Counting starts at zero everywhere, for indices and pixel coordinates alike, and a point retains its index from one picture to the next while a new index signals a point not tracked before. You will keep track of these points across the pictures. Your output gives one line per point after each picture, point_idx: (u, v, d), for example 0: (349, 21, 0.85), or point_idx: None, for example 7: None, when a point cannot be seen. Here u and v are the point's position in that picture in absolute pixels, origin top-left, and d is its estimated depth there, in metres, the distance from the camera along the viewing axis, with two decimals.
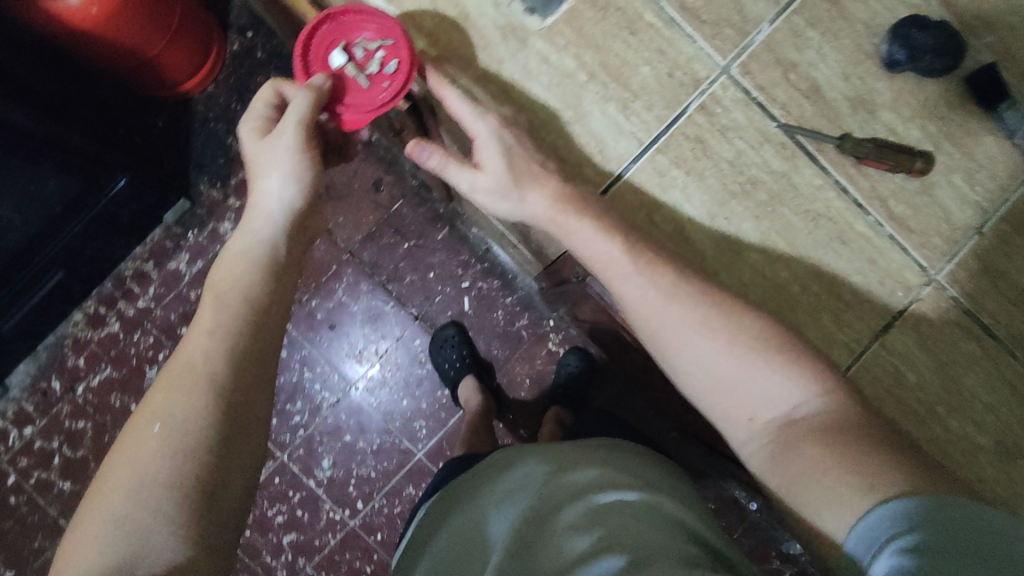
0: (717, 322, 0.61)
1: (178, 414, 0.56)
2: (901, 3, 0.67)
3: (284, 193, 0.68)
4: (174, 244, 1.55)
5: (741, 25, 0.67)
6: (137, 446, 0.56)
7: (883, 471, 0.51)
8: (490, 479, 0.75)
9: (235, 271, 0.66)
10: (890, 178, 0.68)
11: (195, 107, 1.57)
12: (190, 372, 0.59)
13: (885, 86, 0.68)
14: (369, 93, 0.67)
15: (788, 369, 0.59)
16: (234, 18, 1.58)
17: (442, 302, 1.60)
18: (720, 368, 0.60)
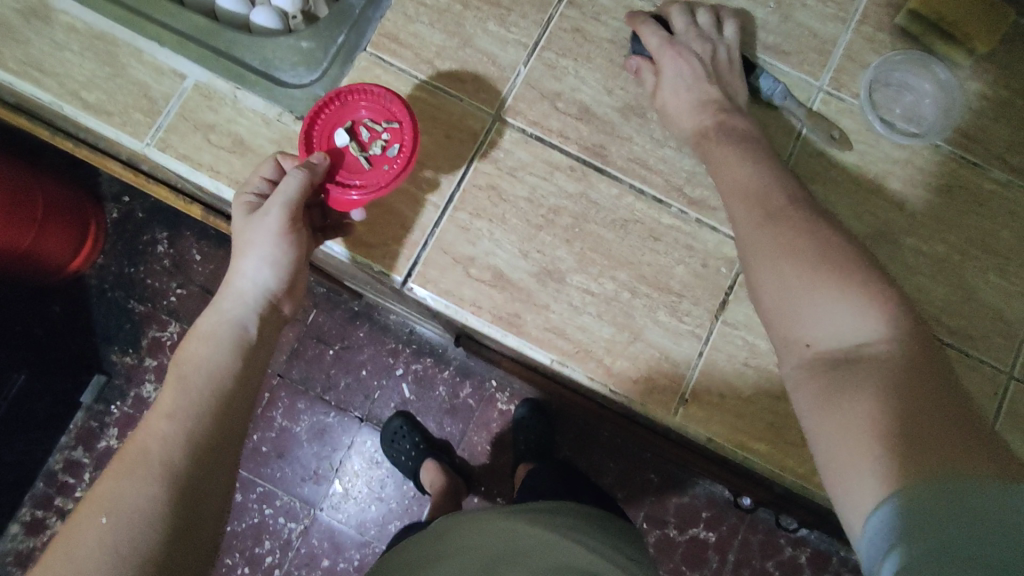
0: (819, 259, 0.49)
1: (134, 489, 0.50)
2: (635, 16, 0.73)
3: (260, 278, 0.61)
4: (99, 423, 1.36)
5: (499, 73, 0.71)
6: (76, 532, 0.49)
7: (917, 448, 0.38)
8: (439, 537, 0.78)
9: (200, 354, 0.59)
10: (679, 168, 0.71)
11: (87, 282, 1.40)
12: (142, 453, 0.53)
13: (646, 89, 0.72)
14: (368, 175, 0.60)
15: (864, 305, 0.46)
16: (108, 186, 1.42)
17: (382, 394, 1.36)
18: (791, 306, 0.50)
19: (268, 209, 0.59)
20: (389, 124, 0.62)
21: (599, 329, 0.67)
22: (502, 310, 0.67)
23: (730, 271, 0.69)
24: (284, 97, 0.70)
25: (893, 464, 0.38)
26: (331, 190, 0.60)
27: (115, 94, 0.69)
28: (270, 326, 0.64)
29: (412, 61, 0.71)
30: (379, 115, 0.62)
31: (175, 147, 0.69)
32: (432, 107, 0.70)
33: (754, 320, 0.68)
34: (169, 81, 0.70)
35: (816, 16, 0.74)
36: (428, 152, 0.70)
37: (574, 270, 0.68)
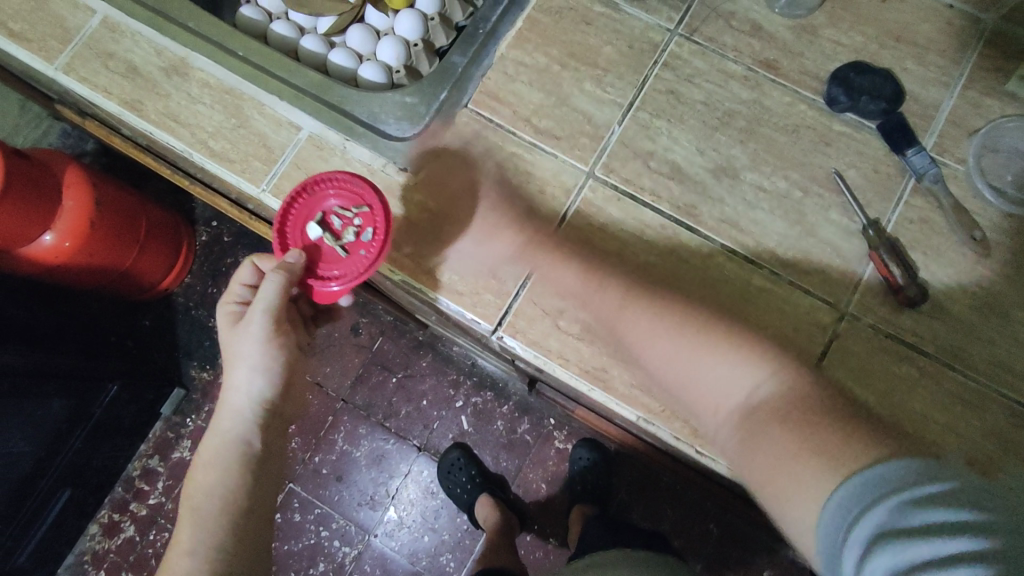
0: (692, 320, 0.63)
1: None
2: (729, 79, 0.75)
3: (253, 387, 0.66)
4: (176, 434, 1.45)
5: (594, 132, 0.73)
6: None
7: (829, 450, 0.49)
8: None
9: (207, 482, 0.68)
10: (772, 229, 0.70)
11: (176, 300, 1.50)
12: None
13: (740, 150, 0.72)
14: (345, 264, 0.62)
15: (748, 357, 0.59)
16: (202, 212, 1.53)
17: (442, 425, 1.38)
18: (682, 369, 0.62)
19: (252, 319, 0.64)
20: (360, 209, 0.63)
21: None
22: (589, 363, 0.68)
23: (825, 336, 0.68)
24: (389, 150, 0.74)
25: (811, 473, 0.49)
26: (317, 285, 0.62)
27: (238, 143, 0.75)
28: (272, 430, 0.71)
29: (511, 118, 0.74)
30: (350, 202, 0.63)
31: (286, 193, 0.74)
32: (528, 162, 0.73)
33: (848, 390, 0.66)
34: (285, 132, 0.75)
35: (918, 81, 0.73)
36: (522, 205, 0.72)
37: None
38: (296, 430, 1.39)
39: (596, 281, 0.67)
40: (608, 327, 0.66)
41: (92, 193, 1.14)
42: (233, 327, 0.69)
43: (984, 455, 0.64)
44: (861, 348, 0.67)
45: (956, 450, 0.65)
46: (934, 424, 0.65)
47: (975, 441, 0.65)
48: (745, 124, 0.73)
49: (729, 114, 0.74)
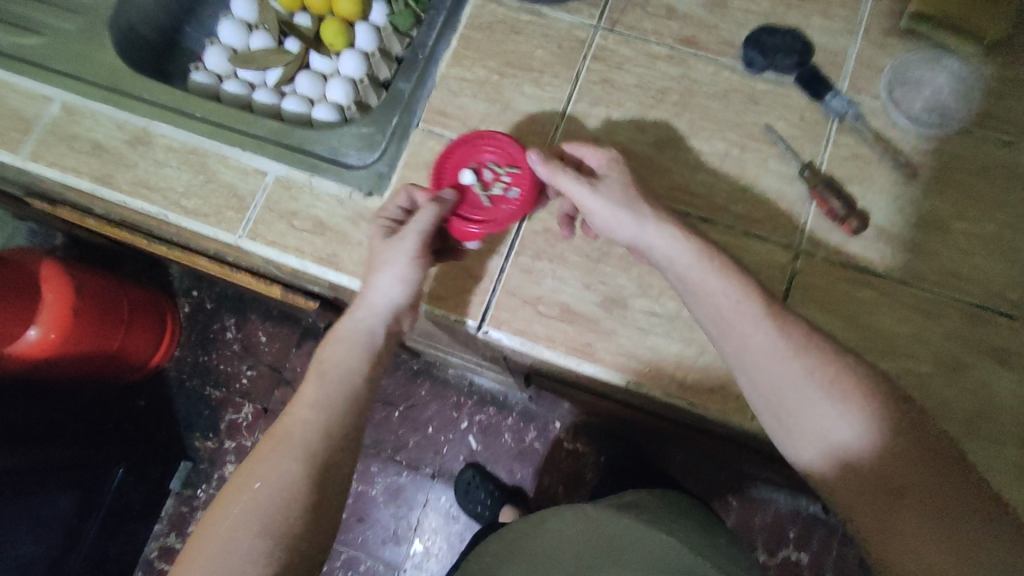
0: (836, 369, 0.55)
1: (233, 518, 0.56)
2: (655, 60, 0.80)
3: (392, 295, 0.65)
4: (189, 507, 1.45)
5: (540, 130, 0.79)
6: (237, 500, 0.57)
7: (935, 541, 0.49)
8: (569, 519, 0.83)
9: (338, 356, 0.63)
10: (720, 188, 0.75)
11: (168, 375, 1.51)
12: (245, 490, 0.57)
13: (677, 122, 0.78)
14: (488, 212, 0.69)
15: (859, 407, 0.53)
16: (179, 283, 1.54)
17: (450, 449, 1.39)
18: (791, 397, 0.56)
19: (407, 235, 0.65)
20: (510, 168, 0.71)
21: (666, 347, 0.71)
22: (575, 342, 0.72)
23: (785, 276, 0.73)
24: (353, 179, 0.78)
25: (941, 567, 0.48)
26: (453, 223, 0.68)
27: (209, 197, 0.79)
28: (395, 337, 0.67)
29: (462, 130, 0.79)
30: (503, 159, 0.71)
31: (263, 236, 0.77)
32: None
33: (818, 321, 0.71)
34: (252, 179, 0.79)
35: (825, 33, 0.79)
36: None
37: (635, 296, 0.73)
38: None
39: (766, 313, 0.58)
40: (712, 313, 0.60)
41: (72, 282, 1.15)
42: (382, 241, 0.66)
43: (952, 355, 0.70)
44: (821, 281, 0.72)
45: (926, 355, 0.70)
46: (898, 339, 0.70)
47: (941, 343, 0.70)
48: (677, 98, 0.79)
49: (661, 91, 0.79)
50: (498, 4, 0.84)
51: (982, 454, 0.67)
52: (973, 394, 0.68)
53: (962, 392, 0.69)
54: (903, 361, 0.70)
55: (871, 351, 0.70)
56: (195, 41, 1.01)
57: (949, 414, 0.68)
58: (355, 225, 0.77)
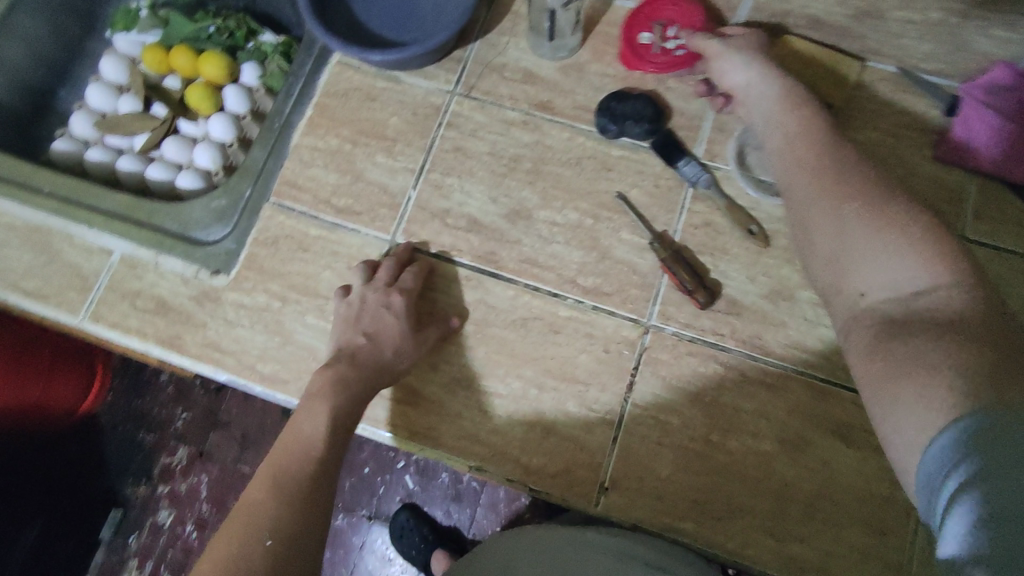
0: (882, 203, 0.54)
1: (239, 571, 0.48)
2: (510, 128, 0.79)
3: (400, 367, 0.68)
4: (118, 559, 1.30)
5: (391, 200, 0.77)
6: (241, 555, 0.49)
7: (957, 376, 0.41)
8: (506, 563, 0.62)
9: (336, 405, 0.63)
10: (571, 260, 0.74)
11: (101, 419, 1.35)
12: (253, 541, 0.50)
13: (529, 192, 0.76)
14: (659, 62, 0.77)
15: (921, 250, 0.49)
16: None
17: (387, 490, 1.19)
18: (844, 242, 0.54)
19: (437, 323, 0.71)
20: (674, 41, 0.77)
21: (510, 429, 0.69)
22: (417, 426, 0.70)
23: (633, 352, 0.71)
24: (200, 256, 0.76)
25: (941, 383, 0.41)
26: (633, 60, 0.78)
27: (52, 277, 0.77)
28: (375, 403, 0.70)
29: (312, 203, 0.78)
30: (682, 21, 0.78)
31: (105, 317, 0.75)
32: (333, 242, 0.76)
33: (662, 398, 0.69)
34: (98, 258, 0.77)
35: (679, 98, 0.78)
36: (333, 285, 0.75)
37: (480, 375, 0.71)
38: None
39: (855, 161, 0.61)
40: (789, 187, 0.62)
41: None
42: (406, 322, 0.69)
43: (796, 433, 0.68)
44: (667, 356, 0.71)
45: (770, 433, 0.68)
46: (746, 416, 0.69)
47: (785, 421, 0.68)
48: (530, 167, 0.77)
49: (514, 159, 0.78)
50: (355, 70, 0.82)
51: (821, 536, 0.66)
52: (815, 473, 0.67)
53: (806, 471, 0.67)
54: (747, 440, 0.68)
55: (715, 430, 0.68)
56: (71, 103, 0.99)
57: (793, 495, 0.67)
58: (200, 305, 0.75)
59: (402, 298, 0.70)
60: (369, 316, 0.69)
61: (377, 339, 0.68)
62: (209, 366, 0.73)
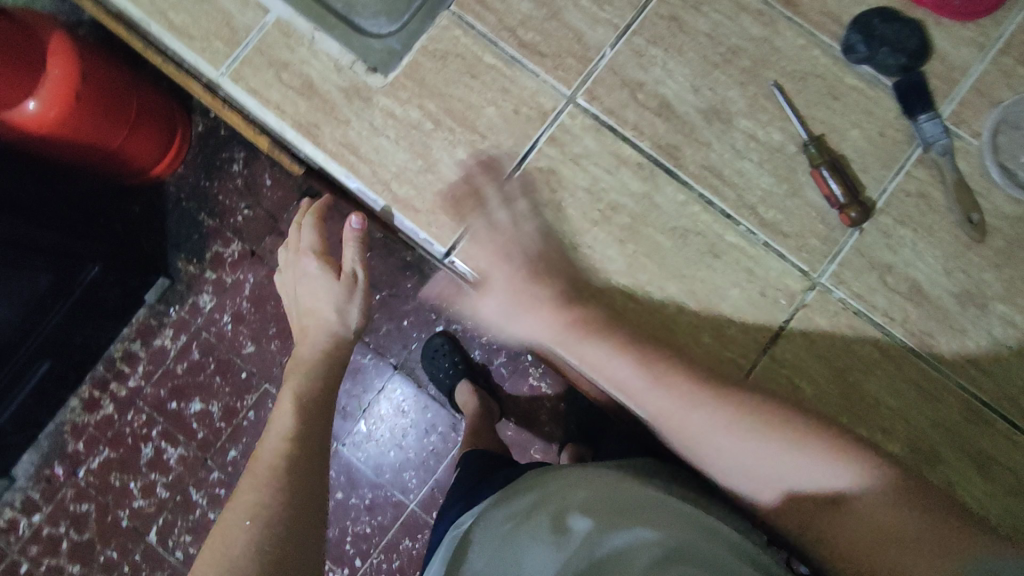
0: (738, 413, 0.57)
1: (227, 553, 0.60)
2: (742, 11, 0.67)
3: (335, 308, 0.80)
4: (159, 321, 1.42)
5: (582, 53, 0.67)
6: (228, 537, 0.62)
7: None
8: (569, 502, 0.68)
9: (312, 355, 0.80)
10: (756, 185, 0.65)
11: (167, 189, 1.44)
12: (236, 524, 0.62)
13: (737, 93, 0.66)
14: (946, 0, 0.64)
15: (812, 451, 0.55)
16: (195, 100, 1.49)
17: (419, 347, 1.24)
18: (744, 456, 0.57)
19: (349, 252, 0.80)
20: None
21: (635, 338, 0.65)
22: (540, 300, 0.65)
23: (791, 303, 0.64)
24: (360, 46, 0.68)
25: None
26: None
27: (199, 18, 0.70)
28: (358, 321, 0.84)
29: (495, 27, 0.68)
30: None
31: (246, 80, 0.69)
32: (505, 78, 0.67)
33: (802, 361, 0.64)
34: (252, 12, 0.69)
35: (951, 38, 0.65)
36: (493, 124, 0.67)
37: (621, 273, 0.65)
38: (277, 334, 1.39)
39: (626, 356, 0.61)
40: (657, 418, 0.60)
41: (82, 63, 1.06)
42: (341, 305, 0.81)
43: (931, 445, 0.63)
44: (824, 321, 0.64)
45: (902, 437, 0.63)
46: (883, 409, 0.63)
47: (924, 429, 0.63)
48: (748, 65, 0.66)
49: (733, 51, 0.67)
50: None
51: None
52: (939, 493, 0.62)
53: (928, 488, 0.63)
54: (877, 434, 0.63)
55: (846, 413, 0.64)
56: None
57: None
58: (349, 100, 0.68)
59: (317, 262, 0.81)
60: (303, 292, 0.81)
61: (315, 312, 0.80)
62: (341, 168, 0.67)
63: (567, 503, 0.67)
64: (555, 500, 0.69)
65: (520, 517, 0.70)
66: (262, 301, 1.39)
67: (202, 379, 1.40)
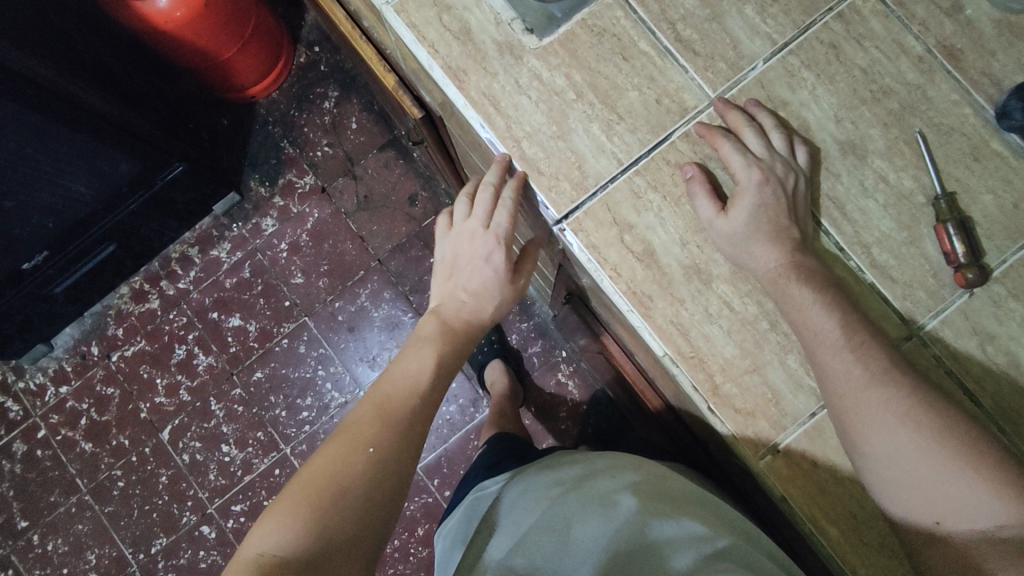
0: (923, 415, 0.56)
1: (349, 473, 0.60)
2: (903, 55, 0.67)
3: (487, 268, 0.76)
4: (219, 234, 1.53)
5: (735, 60, 0.68)
6: (347, 461, 0.61)
7: None
8: (600, 481, 0.77)
9: (458, 298, 0.78)
10: (876, 225, 0.66)
11: (258, 110, 1.55)
12: (359, 450, 0.62)
13: (878, 133, 0.66)
14: None
15: (994, 484, 0.53)
16: (307, 34, 1.56)
17: None
18: (914, 461, 0.55)
19: (497, 218, 0.73)
20: None
21: (722, 344, 0.65)
22: (638, 286, 0.66)
23: None
24: (523, 5, 0.69)
25: None
26: None
27: None
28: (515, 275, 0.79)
29: (656, 17, 0.69)
30: None
31: (408, 14, 0.71)
32: (655, 67, 0.68)
33: None
34: None
35: None
36: (633, 107, 0.68)
37: (723, 278, 0.66)
38: (327, 271, 1.51)
39: (846, 345, 0.59)
40: (848, 406, 0.58)
41: None
42: (504, 269, 0.77)
43: None
44: None
45: None
46: None
47: None
48: (896, 108, 0.67)
49: (884, 91, 0.67)
50: None
51: None
52: None
53: None
54: None
55: None
56: None
57: None
58: (500, 54, 0.70)
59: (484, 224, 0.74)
60: (464, 246, 0.77)
61: (464, 274, 0.78)
62: (477, 116, 0.69)
63: (615, 485, 0.75)
64: (601, 480, 0.77)
65: (556, 494, 0.76)
66: (321, 237, 1.52)
67: (246, 298, 1.51)
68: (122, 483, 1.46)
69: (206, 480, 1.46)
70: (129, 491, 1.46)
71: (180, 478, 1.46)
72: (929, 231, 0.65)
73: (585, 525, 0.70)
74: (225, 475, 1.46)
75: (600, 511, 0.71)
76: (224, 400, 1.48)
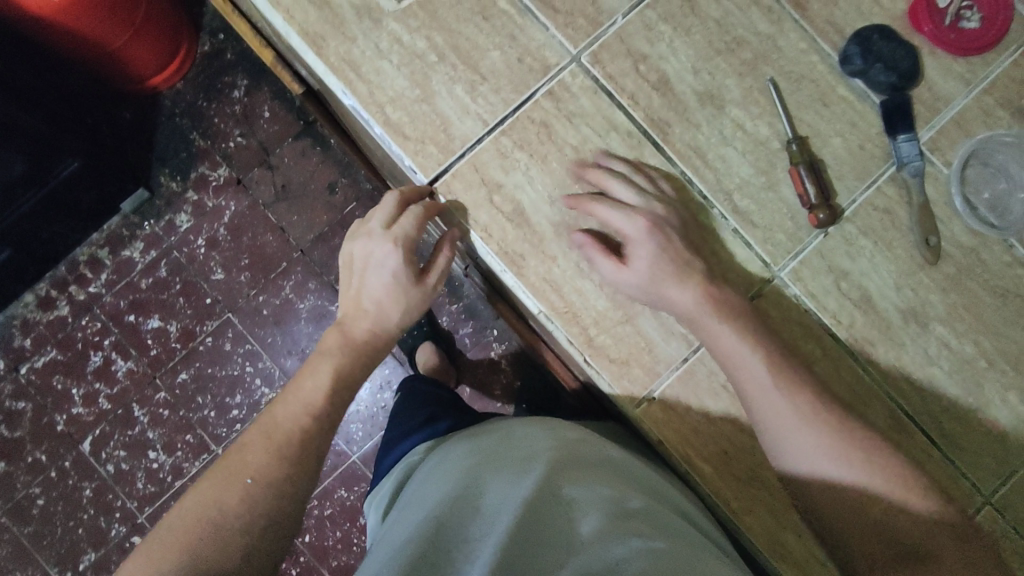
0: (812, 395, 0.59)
1: (221, 505, 0.56)
2: (753, 6, 0.69)
3: (384, 274, 0.67)
4: (130, 233, 1.46)
5: (594, 16, 0.69)
6: (222, 493, 0.57)
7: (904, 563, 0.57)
8: (517, 443, 0.68)
9: (354, 309, 0.69)
10: (736, 174, 0.68)
11: (161, 101, 1.48)
12: (238, 480, 0.58)
13: (733, 83, 0.68)
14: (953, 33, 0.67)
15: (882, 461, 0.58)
16: (208, 20, 1.50)
17: None
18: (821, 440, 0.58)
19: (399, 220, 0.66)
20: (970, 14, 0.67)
21: (594, 298, 0.66)
22: (511, 247, 0.66)
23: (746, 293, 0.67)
24: None
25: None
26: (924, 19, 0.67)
27: None
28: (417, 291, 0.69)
29: None
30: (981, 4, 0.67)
31: None
32: (515, 25, 0.68)
33: None
34: None
35: (940, 69, 0.68)
36: (496, 68, 0.68)
37: (593, 234, 0.67)
38: (247, 265, 1.46)
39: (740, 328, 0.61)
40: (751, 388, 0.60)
41: None
42: (403, 281, 0.67)
43: None
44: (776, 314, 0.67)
45: None
46: None
47: None
48: (749, 58, 0.68)
49: (737, 42, 0.69)
50: None
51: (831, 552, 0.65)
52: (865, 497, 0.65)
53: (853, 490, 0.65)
54: None
55: None
56: None
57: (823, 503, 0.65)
58: (359, 19, 0.68)
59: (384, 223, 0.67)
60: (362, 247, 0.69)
61: (365, 282, 0.68)
62: (340, 84, 0.68)
63: (535, 448, 0.66)
64: (520, 441, 0.68)
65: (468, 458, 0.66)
66: (238, 231, 1.47)
67: (164, 298, 1.45)
68: (42, 501, 1.39)
69: (134, 489, 1.40)
70: (50, 508, 1.39)
71: (106, 488, 1.40)
72: (786, 177, 0.68)
73: (492, 489, 0.60)
74: (154, 482, 1.40)
75: (511, 475, 0.62)
76: (147, 406, 1.42)
